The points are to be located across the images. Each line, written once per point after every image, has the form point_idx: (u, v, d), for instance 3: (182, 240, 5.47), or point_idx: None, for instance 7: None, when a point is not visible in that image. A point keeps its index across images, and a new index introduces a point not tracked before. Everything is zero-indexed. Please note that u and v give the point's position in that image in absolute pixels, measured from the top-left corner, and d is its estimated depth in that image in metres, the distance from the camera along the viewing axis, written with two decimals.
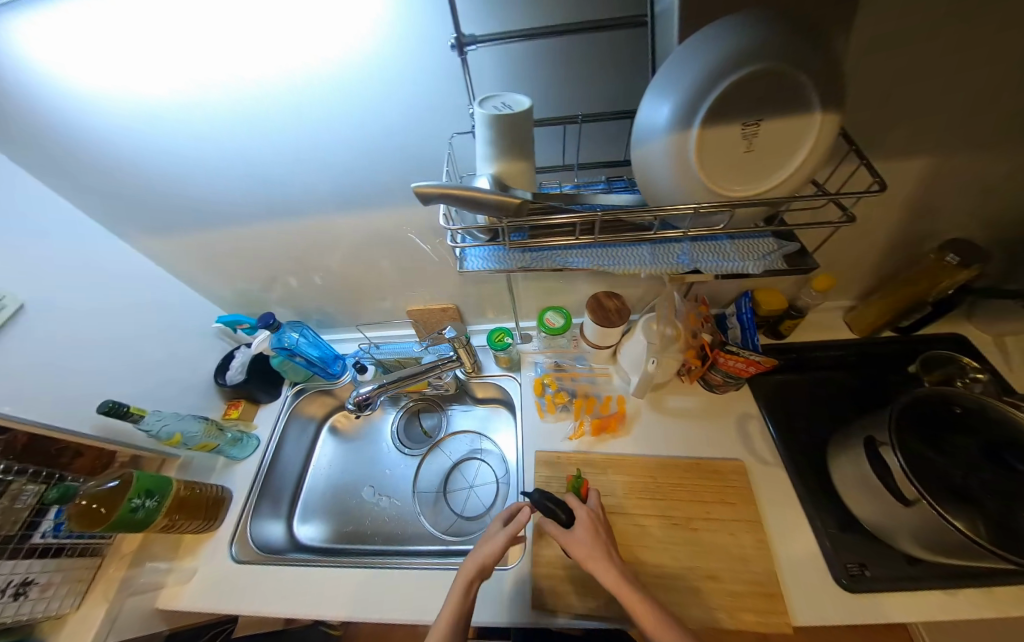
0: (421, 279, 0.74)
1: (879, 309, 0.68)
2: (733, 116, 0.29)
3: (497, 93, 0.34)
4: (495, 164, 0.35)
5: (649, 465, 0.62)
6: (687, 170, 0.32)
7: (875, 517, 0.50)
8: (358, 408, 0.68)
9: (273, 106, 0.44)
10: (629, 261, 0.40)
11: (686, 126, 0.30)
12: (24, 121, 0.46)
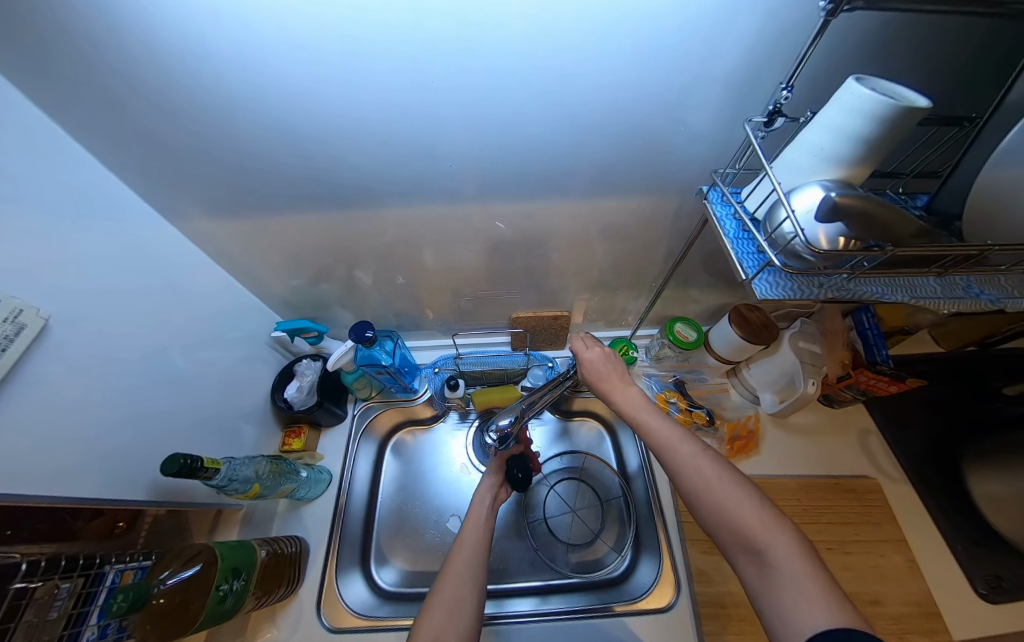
0: (536, 282, 0.63)
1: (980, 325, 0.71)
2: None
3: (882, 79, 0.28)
4: (837, 168, 0.29)
5: (792, 487, 0.60)
6: None
7: None
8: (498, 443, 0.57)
9: (496, 64, 0.31)
10: (923, 294, 0.35)
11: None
12: (77, 58, 0.28)
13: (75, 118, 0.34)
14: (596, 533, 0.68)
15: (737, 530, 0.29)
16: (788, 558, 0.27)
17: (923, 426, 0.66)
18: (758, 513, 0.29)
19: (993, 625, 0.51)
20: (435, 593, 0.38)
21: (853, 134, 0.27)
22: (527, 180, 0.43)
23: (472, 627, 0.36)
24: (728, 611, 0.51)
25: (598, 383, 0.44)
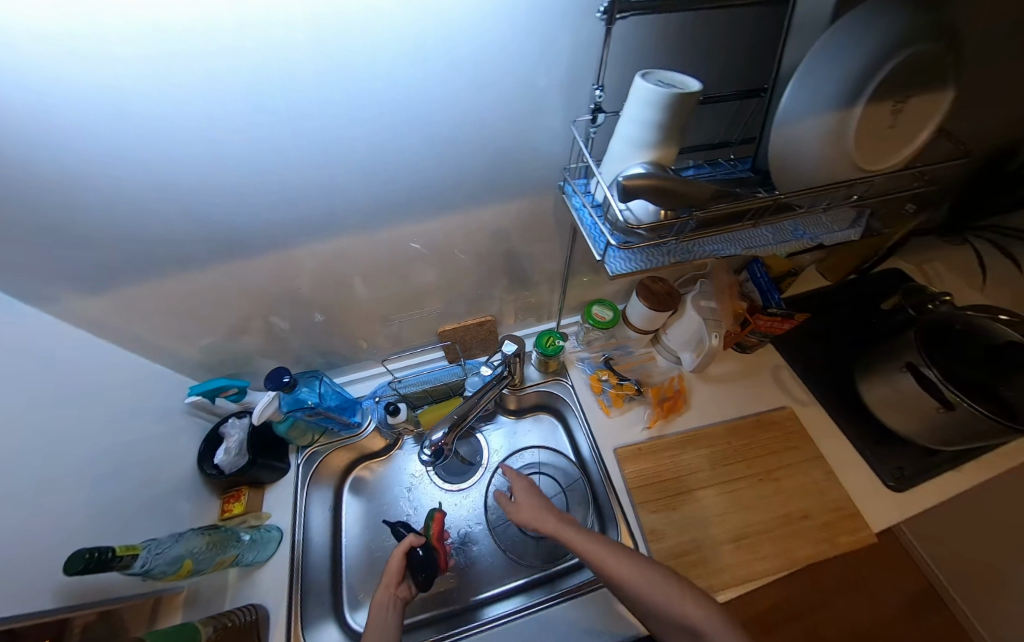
0: (453, 294, 0.65)
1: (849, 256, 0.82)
2: (888, 93, 0.31)
3: (660, 71, 0.31)
4: (648, 152, 0.33)
5: (722, 432, 0.66)
6: (840, 148, 0.33)
7: (909, 425, 0.60)
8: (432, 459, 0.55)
9: (322, 96, 0.31)
10: (759, 242, 0.40)
11: (850, 102, 0.31)
12: None
13: None
14: (563, 522, 0.70)
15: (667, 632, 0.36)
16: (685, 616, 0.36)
17: (819, 354, 0.75)
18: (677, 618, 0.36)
19: (899, 509, 0.59)
20: None
21: (648, 120, 0.31)
22: (404, 203, 0.45)
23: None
24: (682, 559, 0.55)
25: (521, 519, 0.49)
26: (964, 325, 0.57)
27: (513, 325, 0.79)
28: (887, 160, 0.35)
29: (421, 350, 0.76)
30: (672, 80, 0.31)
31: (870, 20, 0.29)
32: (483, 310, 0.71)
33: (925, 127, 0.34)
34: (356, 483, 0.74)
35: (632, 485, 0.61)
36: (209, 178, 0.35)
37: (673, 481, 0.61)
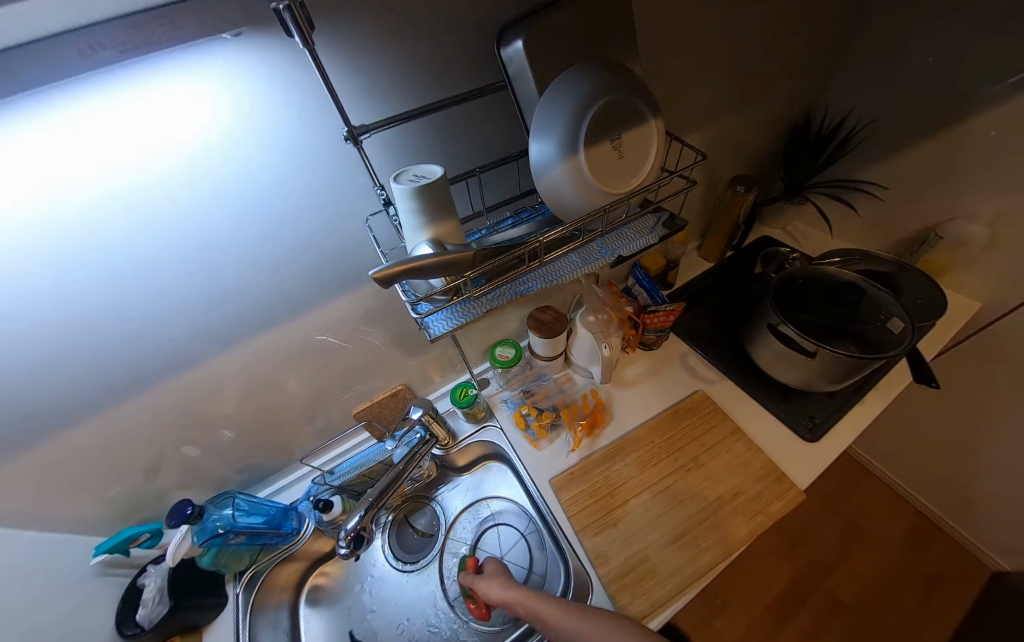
0: (357, 375, 0.68)
1: (718, 238, 0.92)
2: (601, 137, 0.37)
3: (407, 168, 0.36)
4: (427, 231, 0.36)
5: (645, 433, 0.69)
6: (587, 184, 0.38)
7: (799, 378, 0.65)
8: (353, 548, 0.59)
9: (120, 248, 0.35)
10: (566, 270, 0.45)
11: (573, 152, 0.36)
12: None
13: None
14: (527, 569, 0.71)
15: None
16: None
17: (716, 334, 0.81)
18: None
19: (818, 459, 0.62)
20: None
21: (414, 208, 0.35)
22: (265, 315, 0.50)
23: None
24: (631, 574, 0.54)
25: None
26: (806, 278, 0.64)
27: (434, 383, 0.81)
28: (636, 180, 0.40)
29: (350, 433, 0.77)
30: (422, 172, 0.36)
31: (558, 93, 0.35)
32: (396, 380, 0.73)
33: (652, 148, 0.39)
34: (313, 595, 0.72)
35: (572, 511, 0.61)
36: (52, 342, 0.38)
37: (608, 496, 0.62)
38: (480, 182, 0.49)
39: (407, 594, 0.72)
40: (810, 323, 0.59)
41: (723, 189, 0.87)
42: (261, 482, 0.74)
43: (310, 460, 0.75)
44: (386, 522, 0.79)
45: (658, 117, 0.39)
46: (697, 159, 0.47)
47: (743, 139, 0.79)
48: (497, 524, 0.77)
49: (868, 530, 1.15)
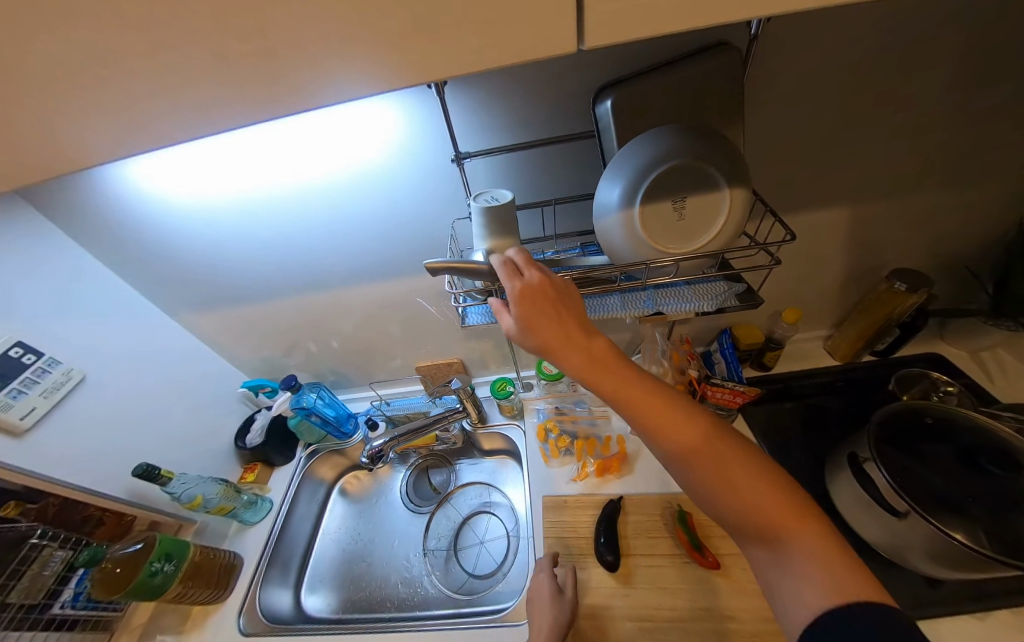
0: (424, 339, 0.82)
1: (856, 334, 0.73)
2: (659, 196, 0.39)
3: (486, 191, 0.46)
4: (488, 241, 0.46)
5: (657, 502, 0.63)
6: (637, 237, 0.40)
7: (887, 540, 0.49)
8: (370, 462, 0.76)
9: (307, 203, 0.56)
10: (598, 309, 0.47)
11: (630, 205, 0.39)
12: (116, 234, 0.60)
13: (112, 259, 0.64)
14: (497, 566, 0.75)
15: None
16: None
17: (799, 440, 0.67)
18: None
19: None
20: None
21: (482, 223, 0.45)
22: (376, 269, 0.67)
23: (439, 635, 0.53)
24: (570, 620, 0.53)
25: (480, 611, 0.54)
26: (938, 419, 0.50)
27: (488, 370, 0.89)
28: (696, 241, 0.40)
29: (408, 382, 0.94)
30: (496, 195, 0.46)
31: (631, 152, 0.38)
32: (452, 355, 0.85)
33: (721, 215, 0.39)
34: (343, 487, 0.91)
35: (547, 533, 0.62)
36: (272, 241, 0.62)
37: (585, 540, 0.60)
38: (554, 211, 0.55)
39: (400, 525, 0.83)
40: (915, 474, 0.46)
41: (881, 277, 0.68)
42: (343, 389, 0.97)
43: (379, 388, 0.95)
44: (412, 463, 0.91)
45: (738, 188, 0.38)
46: (788, 237, 0.43)
47: (930, 226, 0.62)
48: (491, 512, 0.83)
49: None
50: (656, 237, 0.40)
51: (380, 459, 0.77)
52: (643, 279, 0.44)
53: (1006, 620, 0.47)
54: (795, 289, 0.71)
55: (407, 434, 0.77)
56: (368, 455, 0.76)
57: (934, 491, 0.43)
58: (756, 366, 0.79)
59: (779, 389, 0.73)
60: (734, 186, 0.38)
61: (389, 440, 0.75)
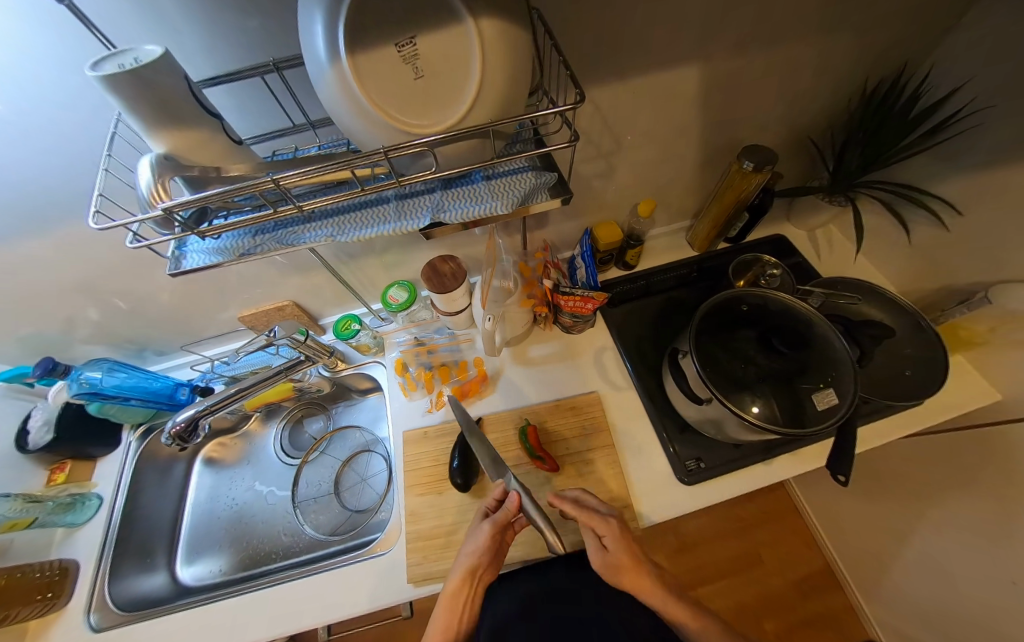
0: (243, 280, 0.67)
1: (709, 225, 0.75)
2: (375, 43, 0.23)
3: (121, 47, 0.27)
4: (161, 138, 0.30)
5: (514, 414, 0.64)
6: (367, 114, 0.27)
7: (697, 416, 0.54)
8: (180, 439, 0.63)
9: None
10: (362, 226, 0.37)
11: (333, 54, 0.24)
12: None
13: None
14: (379, 498, 0.75)
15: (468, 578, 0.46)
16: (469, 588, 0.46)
17: (650, 334, 0.70)
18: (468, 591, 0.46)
19: (681, 502, 0.55)
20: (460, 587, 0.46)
21: (123, 102, 0.27)
22: (92, 194, 0.46)
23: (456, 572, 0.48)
24: (430, 543, 0.55)
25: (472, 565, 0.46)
26: (751, 306, 0.50)
27: (339, 304, 0.80)
28: (453, 113, 0.28)
29: (230, 336, 0.82)
30: (138, 54, 0.27)
31: None
32: (279, 296, 0.74)
33: (472, 69, 0.25)
34: (206, 458, 0.82)
35: (408, 467, 0.60)
36: None
37: (444, 466, 0.60)
38: (287, 87, 0.39)
39: (281, 480, 0.80)
40: (720, 363, 0.47)
41: (733, 159, 0.65)
42: (160, 357, 0.82)
43: (193, 348, 0.81)
44: (283, 417, 0.85)
45: (487, 15, 0.23)
46: (581, 102, 0.31)
47: (777, 93, 0.57)
48: (372, 451, 0.81)
49: (763, 563, 1.07)
50: (396, 111, 0.27)
51: (190, 431, 0.63)
52: (397, 177, 0.33)
53: (779, 458, 0.58)
54: (649, 178, 0.66)
55: (227, 403, 0.65)
56: (170, 434, 0.61)
57: (732, 377, 0.46)
58: (620, 266, 0.78)
59: (639, 288, 0.75)
60: (480, 14, 0.23)
61: (196, 411, 0.61)
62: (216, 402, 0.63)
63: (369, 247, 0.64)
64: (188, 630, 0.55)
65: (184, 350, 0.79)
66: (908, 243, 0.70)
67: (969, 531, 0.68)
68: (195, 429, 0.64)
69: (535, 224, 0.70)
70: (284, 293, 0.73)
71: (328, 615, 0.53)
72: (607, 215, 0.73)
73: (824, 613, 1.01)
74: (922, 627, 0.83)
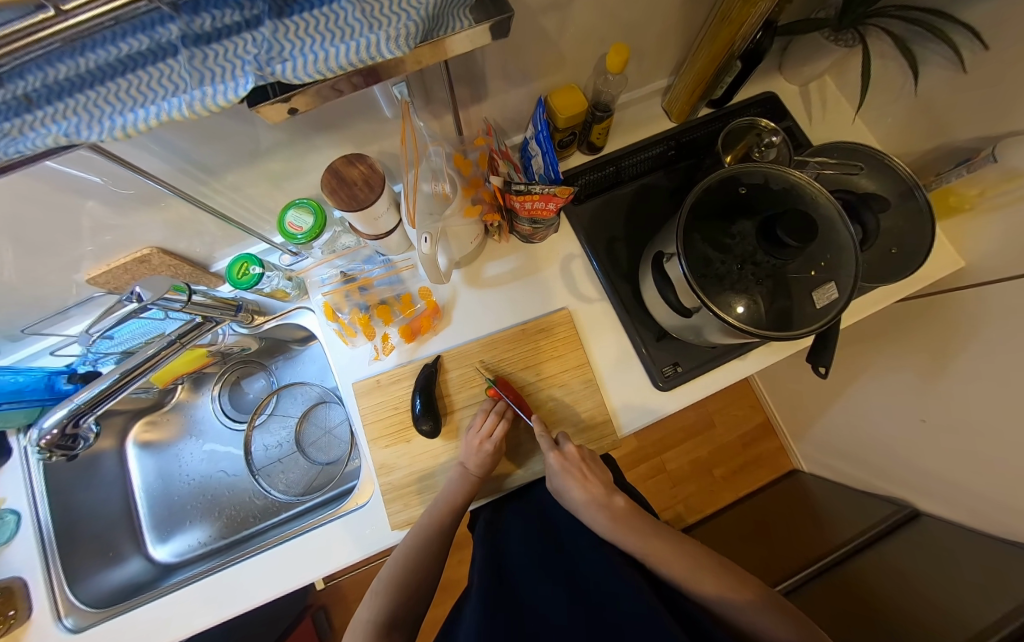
0: (63, 229, 0.46)
1: (691, 86, 0.59)
2: None
3: None
4: None
5: (477, 347, 0.56)
6: None
7: (676, 323, 0.50)
8: (57, 448, 0.51)
9: None
10: (131, 106, 0.22)
11: None
12: None
13: None
14: (348, 445, 0.71)
15: (476, 480, 0.49)
16: (465, 486, 0.49)
17: (622, 235, 0.60)
18: (468, 491, 0.49)
19: (658, 408, 0.55)
20: (459, 489, 0.49)
21: None
22: None
23: (457, 485, 0.49)
24: (406, 491, 0.52)
25: (488, 460, 0.49)
26: (751, 188, 0.42)
27: (232, 241, 0.61)
28: None
29: (97, 306, 0.63)
30: None
31: None
32: (135, 242, 0.54)
33: None
34: (139, 442, 0.72)
35: (366, 420, 0.54)
36: None
37: (406, 412, 0.54)
38: None
39: (233, 448, 0.73)
40: (713, 264, 0.39)
41: None
42: (8, 345, 0.63)
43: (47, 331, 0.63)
44: (215, 383, 0.74)
45: None
46: None
47: None
48: (330, 402, 0.74)
49: (715, 428, 1.24)
50: None
51: (66, 439, 0.51)
52: None
53: (753, 351, 0.57)
54: (629, 11, 0.46)
55: (123, 387, 0.52)
56: (41, 444, 0.49)
57: (727, 279, 0.39)
58: (585, 150, 0.62)
59: (608, 177, 0.61)
60: None
61: (71, 413, 0.49)
62: (92, 397, 0.50)
63: (234, 152, 0.44)
64: (179, 610, 0.53)
65: (30, 331, 0.60)
66: (912, 94, 0.59)
67: (898, 385, 0.78)
68: (77, 434, 0.52)
69: (469, 96, 0.50)
70: (143, 237, 0.53)
71: (319, 571, 0.52)
72: (566, 78, 0.54)
73: (761, 454, 1.23)
74: (837, 456, 1.03)
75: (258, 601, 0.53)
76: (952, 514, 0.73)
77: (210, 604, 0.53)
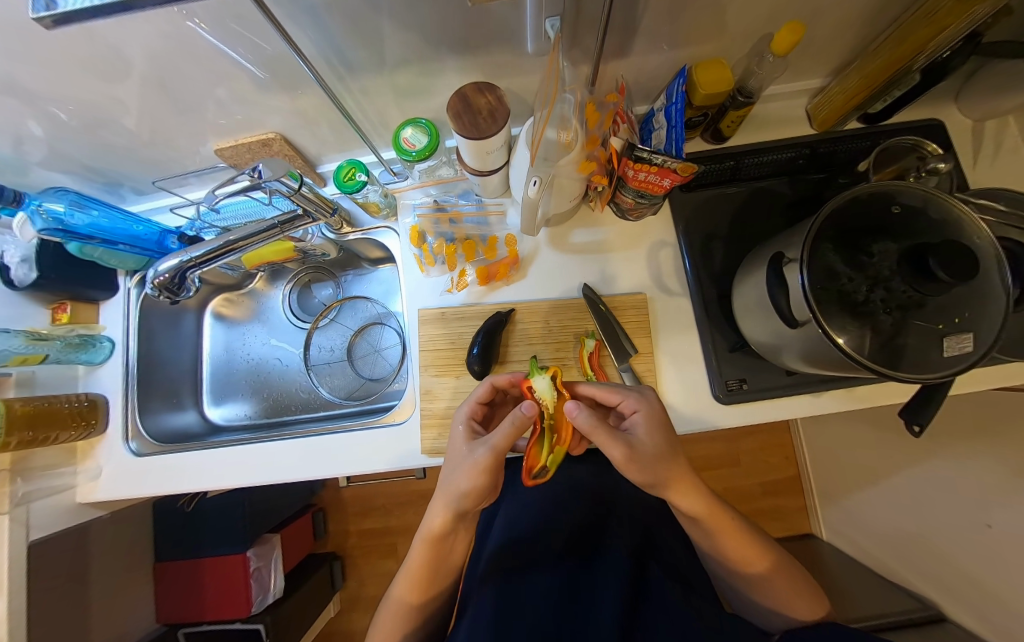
0: (212, 98, 0.50)
1: (850, 92, 0.54)
2: None
3: None
4: None
5: (544, 308, 0.56)
6: None
7: (762, 337, 0.46)
8: (168, 290, 0.57)
9: None
10: None
11: None
12: None
13: None
14: (393, 370, 0.75)
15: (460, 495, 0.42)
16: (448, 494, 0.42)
17: (724, 234, 0.57)
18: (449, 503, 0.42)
19: (711, 419, 0.53)
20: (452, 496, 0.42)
21: None
22: None
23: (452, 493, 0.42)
24: (442, 423, 0.54)
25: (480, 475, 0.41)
26: (906, 210, 0.37)
27: (343, 147, 0.64)
28: None
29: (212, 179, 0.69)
30: None
31: None
32: (263, 125, 0.57)
33: None
34: (216, 313, 0.80)
35: (424, 346, 0.56)
36: None
37: (462, 350, 0.55)
38: None
39: (291, 341, 0.79)
40: (839, 282, 0.37)
41: None
42: (138, 195, 0.71)
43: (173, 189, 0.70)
44: (290, 279, 0.80)
45: None
46: None
47: None
48: (385, 324, 0.77)
49: (740, 464, 1.19)
50: None
51: (176, 285, 0.57)
52: None
53: (831, 391, 0.53)
54: None
55: (217, 257, 0.57)
56: (152, 283, 0.55)
57: (848, 300, 0.36)
58: (710, 136, 0.59)
59: (727, 170, 0.57)
60: None
61: (173, 269, 0.54)
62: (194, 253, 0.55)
63: (379, 56, 0.45)
64: (221, 461, 0.60)
65: (157, 187, 0.67)
66: None
67: (970, 479, 0.70)
68: (183, 283, 0.58)
69: (613, 48, 0.48)
70: (271, 122, 0.57)
71: (348, 469, 0.56)
72: (717, 51, 0.50)
73: (780, 507, 1.17)
74: (867, 534, 0.96)
75: (289, 479, 0.58)
76: (978, 629, 0.67)
77: (247, 467, 0.59)
